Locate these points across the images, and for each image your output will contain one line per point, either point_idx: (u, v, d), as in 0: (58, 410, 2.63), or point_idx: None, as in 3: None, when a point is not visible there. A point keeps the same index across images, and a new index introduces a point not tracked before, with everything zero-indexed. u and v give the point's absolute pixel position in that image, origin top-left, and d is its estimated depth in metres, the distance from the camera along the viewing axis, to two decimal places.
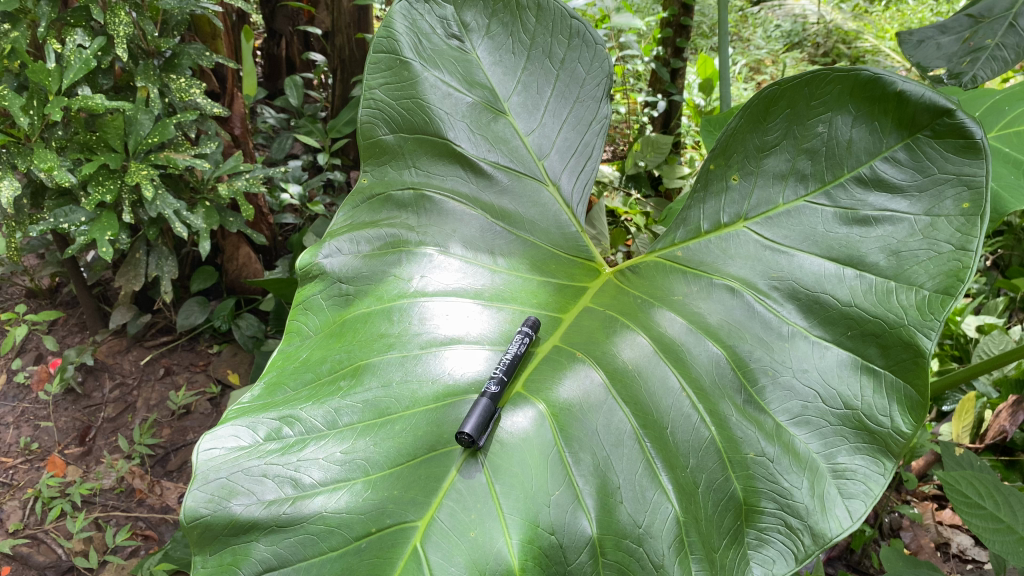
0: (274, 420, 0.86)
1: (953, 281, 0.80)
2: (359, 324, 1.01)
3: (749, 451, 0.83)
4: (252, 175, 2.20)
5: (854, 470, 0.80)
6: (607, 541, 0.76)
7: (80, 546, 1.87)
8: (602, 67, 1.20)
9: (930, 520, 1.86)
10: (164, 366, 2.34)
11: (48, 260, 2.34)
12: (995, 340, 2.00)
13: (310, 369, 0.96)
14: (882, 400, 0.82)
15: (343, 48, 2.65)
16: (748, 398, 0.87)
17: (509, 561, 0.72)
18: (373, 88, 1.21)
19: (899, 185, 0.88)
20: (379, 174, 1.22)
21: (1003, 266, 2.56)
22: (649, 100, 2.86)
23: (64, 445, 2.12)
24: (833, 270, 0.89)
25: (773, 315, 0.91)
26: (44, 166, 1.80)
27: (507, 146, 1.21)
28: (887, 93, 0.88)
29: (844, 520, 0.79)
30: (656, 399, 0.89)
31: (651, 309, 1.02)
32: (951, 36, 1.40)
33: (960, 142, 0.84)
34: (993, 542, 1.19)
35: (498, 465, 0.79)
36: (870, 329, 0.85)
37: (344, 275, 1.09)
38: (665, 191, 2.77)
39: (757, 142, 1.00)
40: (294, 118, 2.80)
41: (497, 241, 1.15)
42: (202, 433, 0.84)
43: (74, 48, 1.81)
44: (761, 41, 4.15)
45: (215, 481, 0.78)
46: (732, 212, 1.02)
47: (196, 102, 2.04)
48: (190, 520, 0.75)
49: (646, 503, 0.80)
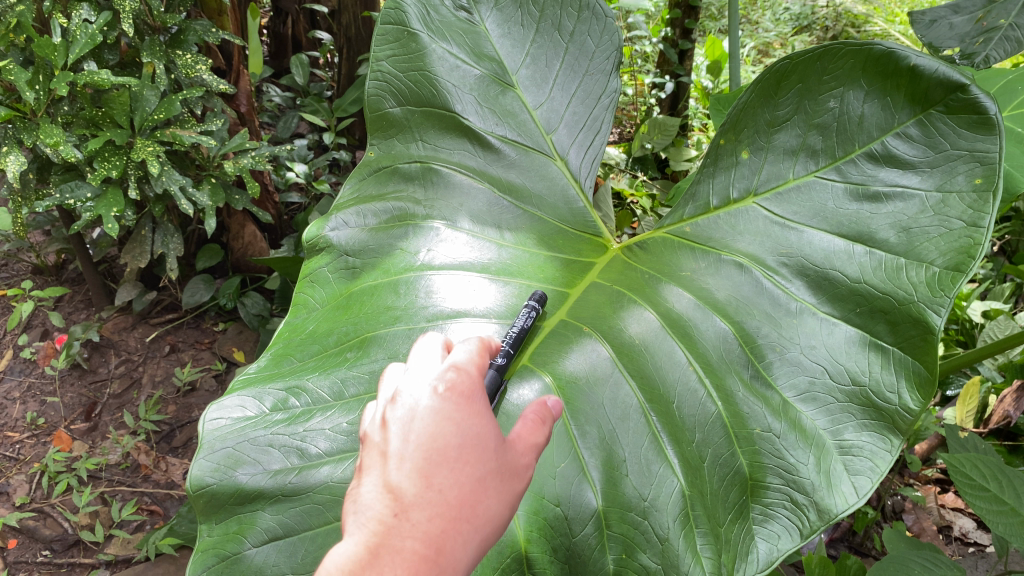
0: (281, 391, 0.87)
1: (963, 258, 0.80)
2: (366, 296, 1.01)
3: (755, 426, 0.84)
4: (258, 152, 2.19)
5: (860, 447, 0.80)
6: (612, 514, 0.78)
7: (86, 520, 1.89)
8: (612, 40, 1.18)
9: (933, 503, 1.87)
10: (169, 344, 2.35)
11: (54, 236, 2.34)
12: (999, 325, 2.00)
13: (317, 340, 0.97)
14: (890, 376, 0.82)
15: (349, 26, 2.63)
16: (754, 373, 0.87)
17: (514, 532, 0.75)
18: (380, 60, 1.22)
19: (910, 161, 0.87)
20: (386, 148, 1.22)
21: (1010, 252, 2.54)
22: (657, 82, 2.84)
23: (70, 421, 2.13)
24: (842, 247, 0.89)
25: (781, 291, 0.91)
26: (50, 141, 1.80)
27: (515, 120, 1.21)
28: (899, 67, 0.88)
29: (850, 496, 0.78)
30: (662, 374, 0.90)
31: (658, 284, 1.02)
32: (962, 17, 1.36)
33: (973, 118, 0.83)
34: (997, 524, 1.19)
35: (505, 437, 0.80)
36: (879, 305, 0.84)
37: (350, 248, 1.10)
38: (671, 173, 2.75)
39: (767, 116, 1.00)
40: (299, 96, 2.79)
41: (504, 215, 1.15)
42: (209, 404, 0.85)
43: (80, 23, 1.80)
44: (768, 25, 4.11)
45: (222, 450, 0.79)
46: (741, 187, 1.02)
47: (202, 78, 2.03)
48: (196, 488, 0.77)
49: (652, 477, 0.81)
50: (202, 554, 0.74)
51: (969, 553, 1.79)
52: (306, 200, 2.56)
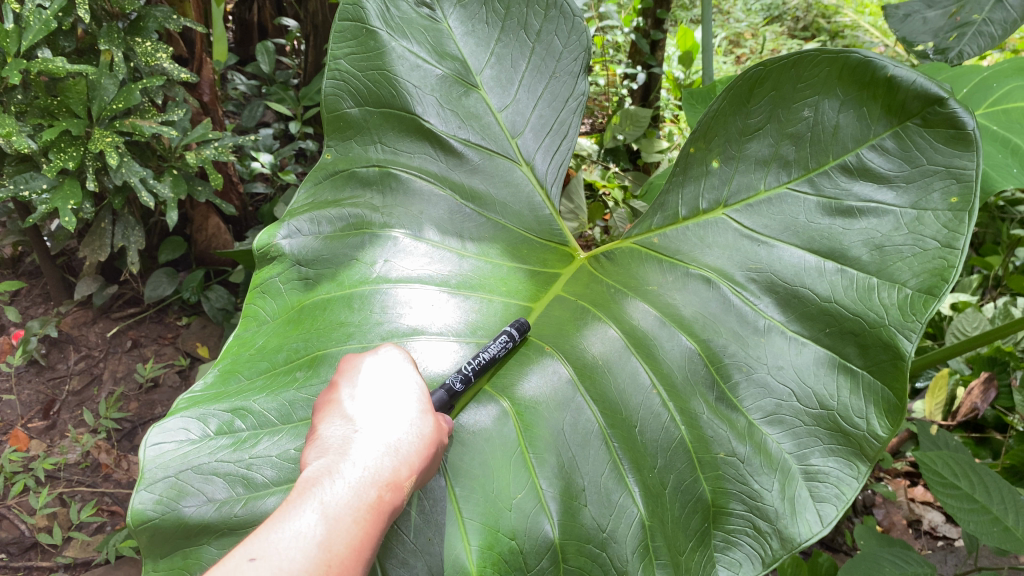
0: (226, 412, 0.84)
1: (936, 280, 0.78)
2: (319, 311, 0.99)
3: (719, 450, 0.84)
4: (222, 143, 2.13)
5: (826, 473, 0.81)
6: (568, 547, 0.78)
7: (43, 522, 1.84)
8: (580, 40, 1.16)
9: (902, 498, 1.88)
10: (131, 339, 2.29)
11: (9, 229, 2.25)
12: (968, 318, 1.98)
13: (267, 357, 0.94)
14: (858, 401, 0.81)
15: (315, 13, 2.56)
16: (720, 396, 0.86)
17: (465, 566, 0.75)
18: (338, 58, 1.17)
19: (885, 175, 0.85)
20: (343, 150, 1.17)
21: (978, 243, 2.55)
22: (629, 72, 2.81)
23: (27, 419, 2.06)
24: (813, 263, 0.87)
25: (749, 308, 0.90)
26: (2, 131, 1.73)
27: (479, 123, 1.17)
28: (876, 77, 0.85)
29: (814, 525, 0.79)
30: (625, 397, 0.89)
31: (624, 299, 1.00)
32: (937, 11, 1.37)
33: (950, 132, 0.81)
34: (968, 522, 1.18)
35: (459, 467, 0.81)
36: (849, 327, 0.83)
37: (303, 258, 1.06)
38: (643, 165, 2.72)
39: (739, 124, 0.97)
40: (265, 85, 2.72)
41: (466, 224, 1.11)
42: (150, 426, 0.82)
43: (33, 8, 1.73)
44: (739, 16, 4.03)
45: (163, 481, 0.77)
46: (711, 198, 0.99)
47: (162, 67, 1.97)
48: (138, 522, 0.74)
49: (612, 506, 0.82)
50: None
51: (938, 547, 1.78)
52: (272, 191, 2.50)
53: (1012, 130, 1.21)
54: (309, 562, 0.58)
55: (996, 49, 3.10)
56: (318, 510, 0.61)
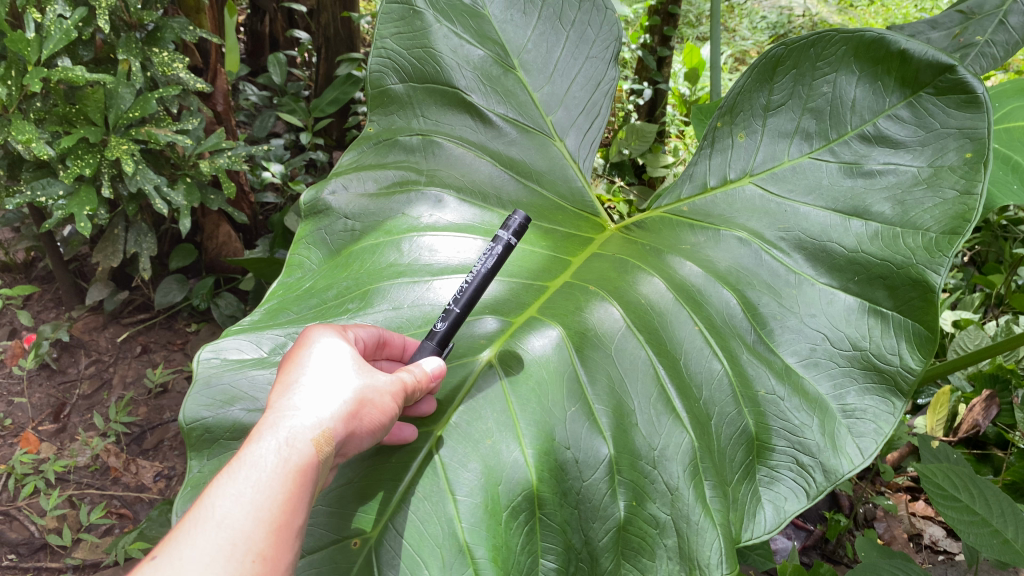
0: (280, 337, 0.94)
1: (959, 223, 0.86)
2: (367, 255, 1.06)
3: (760, 388, 0.90)
4: (235, 152, 2.17)
5: (862, 410, 0.87)
6: (622, 460, 0.84)
7: (53, 523, 1.86)
8: (612, 30, 1.19)
9: (903, 512, 1.89)
10: (141, 344, 2.32)
11: (23, 234, 2.29)
12: (970, 335, 2.01)
13: (316, 294, 1.01)
14: (890, 340, 0.88)
15: (327, 26, 2.61)
16: (758, 338, 0.92)
17: (526, 471, 0.81)
18: (384, 38, 1.21)
19: (901, 141, 0.92)
20: (386, 123, 1.22)
21: (980, 262, 2.57)
22: (635, 88, 2.85)
23: (38, 422, 2.10)
24: (838, 221, 0.94)
25: (781, 263, 0.96)
26: (22, 138, 1.77)
27: (516, 100, 1.20)
28: (890, 52, 0.93)
29: (855, 457, 0.85)
30: (671, 332, 0.94)
31: (661, 255, 1.05)
32: (941, 32, 1.38)
33: (961, 97, 0.89)
34: (969, 534, 1.20)
35: (517, 380, 0.87)
36: (877, 272, 0.90)
37: (350, 212, 1.12)
38: (648, 180, 2.75)
39: (762, 100, 1.04)
40: (276, 96, 2.76)
41: (505, 186, 1.16)
42: (205, 343, 0.92)
43: (55, 18, 1.77)
44: (746, 33, 4.15)
45: (218, 387, 0.86)
46: (738, 168, 1.05)
47: (178, 76, 2.01)
48: (192, 422, 0.82)
49: (660, 429, 0.86)
50: (193, 488, 0.79)
51: (938, 561, 1.80)
52: (282, 201, 2.53)
53: (1014, 148, 1.25)
54: (215, 549, 0.60)
55: (1000, 70, 3.12)
56: (224, 500, 0.63)
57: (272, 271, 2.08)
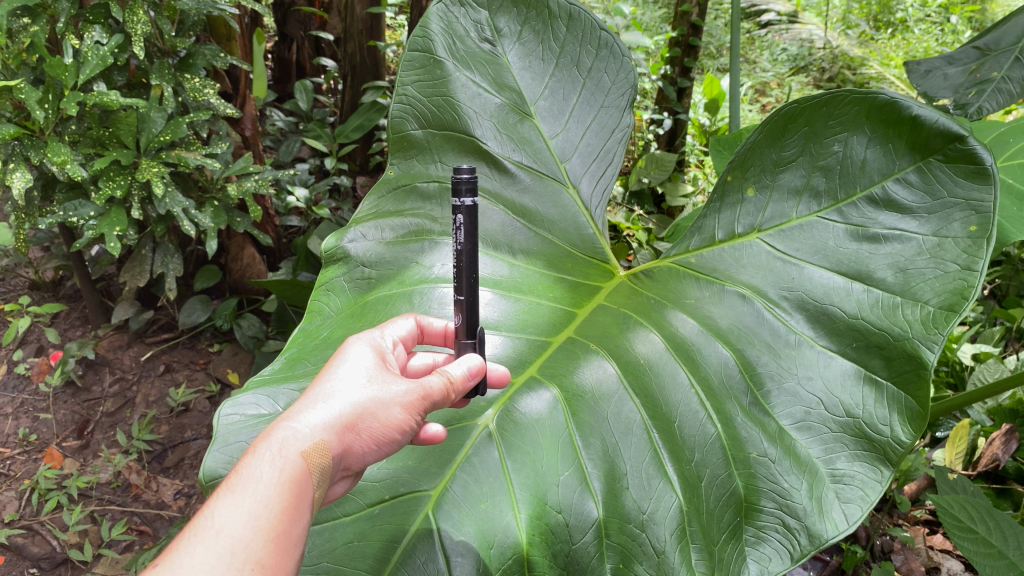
0: (295, 391, 0.91)
1: (957, 299, 0.84)
2: (381, 305, 1.06)
3: (752, 450, 0.86)
4: (262, 176, 2.21)
5: (851, 476, 0.83)
6: (612, 524, 0.81)
7: (75, 538, 1.88)
8: (628, 78, 1.22)
9: (921, 545, 1.87)
10: (163, 364, 2.34)
11: (54, 253, 2.35)
12: (989, 368, 2.01)
13: (332, 345, 1.00)
14: (883, 410, 0.85)
15: (354, 54, 2.66)
16: (753, 400, 0.89)
17: (517, 534, 0.78)
18: (406, 85, 1.24)
19: (909, 207, 0.91)
20: (405, 167, 1.25)
21: (1000, 296, 2.57)
22: (655, 118, 2.87)
23: (62, 438, 2.14)
24: (841, 283, 0.92)
25: (781, 323, 0.93)
26: (57, 159, 1.82)
27: (531, 147, 1.23)
28: (902, 116, 0.91)
29: (840, 523, 0.81)
30: (666, 394, 0.91)
31: (663, 309, 1.03)
32: (958, 67, 1.41)
33: (970, 168, 0.87)
34: (985, 567, 1.19)
35: (513, 443, 0.84)
36: (875, 340, 0.87)
37: (366, 259, 1.14)
38: (667, 209, 2.78)
39: (773, 155, 1.03)
40: (303, 122, 2.81)
41: (516, 236, 1.18)
42: (225, 400, 0.90)
43: (92, 45, 1.82)
44: (767, 64, 4.19)
45: (236, 444, 0.84)
46: (747, 223, 1.03)
47: (209, 102, 2.05)
48: (209, 479, 0.81)
49: (651, 491, 0.84)
50: None
51: None
52: (305, 224, 2.58)
53: None
54: (214, 557, 0.58)
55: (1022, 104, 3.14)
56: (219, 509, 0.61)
57: (296, 294, 2.12)
